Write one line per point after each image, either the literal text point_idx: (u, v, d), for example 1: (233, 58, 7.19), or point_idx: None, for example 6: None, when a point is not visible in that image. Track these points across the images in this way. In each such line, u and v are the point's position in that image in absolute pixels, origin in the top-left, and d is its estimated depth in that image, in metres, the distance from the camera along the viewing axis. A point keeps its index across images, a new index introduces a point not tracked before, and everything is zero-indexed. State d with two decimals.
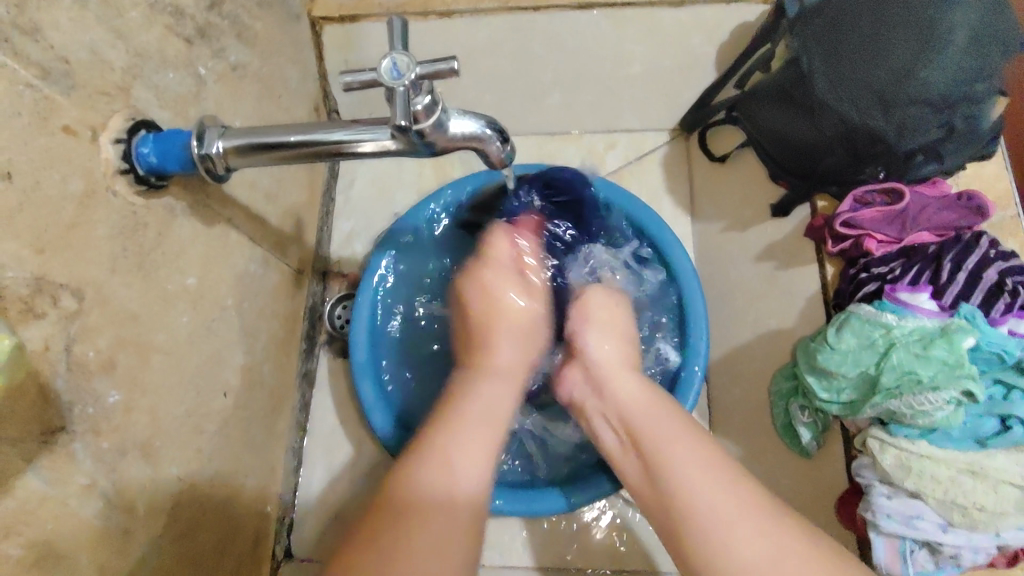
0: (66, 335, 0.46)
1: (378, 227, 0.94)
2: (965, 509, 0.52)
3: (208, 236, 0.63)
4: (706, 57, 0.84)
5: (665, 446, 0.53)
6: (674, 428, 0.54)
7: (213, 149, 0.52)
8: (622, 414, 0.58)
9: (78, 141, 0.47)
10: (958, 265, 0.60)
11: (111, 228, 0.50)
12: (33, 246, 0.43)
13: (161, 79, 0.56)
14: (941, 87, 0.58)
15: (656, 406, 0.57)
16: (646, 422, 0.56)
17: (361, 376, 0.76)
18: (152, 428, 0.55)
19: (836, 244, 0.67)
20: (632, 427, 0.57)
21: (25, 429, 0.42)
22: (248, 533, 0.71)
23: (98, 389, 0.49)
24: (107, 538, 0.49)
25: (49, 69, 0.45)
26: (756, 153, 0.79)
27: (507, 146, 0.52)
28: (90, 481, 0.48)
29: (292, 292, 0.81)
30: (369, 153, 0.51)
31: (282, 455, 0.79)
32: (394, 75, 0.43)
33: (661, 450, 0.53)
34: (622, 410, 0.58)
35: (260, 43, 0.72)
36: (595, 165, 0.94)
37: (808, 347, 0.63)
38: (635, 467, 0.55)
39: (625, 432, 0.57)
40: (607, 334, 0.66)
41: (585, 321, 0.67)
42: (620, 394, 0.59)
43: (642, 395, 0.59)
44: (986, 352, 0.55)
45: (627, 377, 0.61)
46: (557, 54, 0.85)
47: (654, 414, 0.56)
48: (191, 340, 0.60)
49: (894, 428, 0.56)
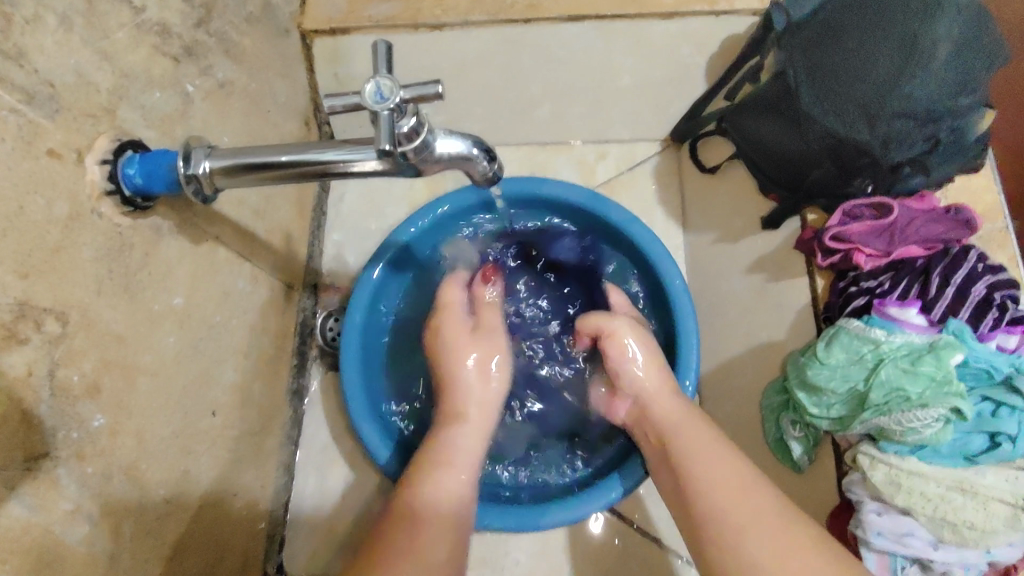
0: (50, 359, 0.45)
1: (370, 239, 0.94)
2: (955, 526, 0.52)
3: (195, 254, 0.62)
4: (694, 67, 0.84)
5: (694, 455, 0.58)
6: (706, 442, 0.59)
7: (199, 170, 0.52)
8: (660, 432, 0.64)
9: (64, 164, 0.47)
10: (946, 279, 0.60)
11: (96, 250, 0.50)
12: (17, 271, 0.43)
13: (148, 98, 0.56)
14: (924, 100, 0.58)
15: (691, 423, 0.62)
16: (682, 433, 0.61)
17: (350, 393, 0.75)
18: (139, 450, 0.54)
19: (825, 257, 0.66)
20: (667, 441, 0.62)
21: (8, 457, 0.42)
22: (238, 551, 0.71)
23: (82, 413, 0.48)
24: (93, 563, 0.49)
25: (34, 93, 0.44)
26: (745, 164, 0.79)
27: (495, 166, 0.52)
28: (74, 506, 0.47)
29: (282, 307, 0.81)
30: (356, 173, 0.51)
31: (272, 471, 0.79)
32: (377, 99, 0.43)
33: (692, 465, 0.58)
34: (660, 428, 0.64)
35: (248, 58, 0.72)
36: (587, 176, 0.94)
37: (797, 361, 0.63)
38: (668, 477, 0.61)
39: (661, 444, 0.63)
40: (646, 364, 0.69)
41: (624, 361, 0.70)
42: (660, 415, 0.65)
43: (683, 413, 0.64)
44: (974, 367, 0.55)
45: (669, 398, 0.66)
46: (546, 64, 0.85)
47: (692, 435, 0.61)
48: (178, 360, 0.60)
49: (884, 444, 0.56)
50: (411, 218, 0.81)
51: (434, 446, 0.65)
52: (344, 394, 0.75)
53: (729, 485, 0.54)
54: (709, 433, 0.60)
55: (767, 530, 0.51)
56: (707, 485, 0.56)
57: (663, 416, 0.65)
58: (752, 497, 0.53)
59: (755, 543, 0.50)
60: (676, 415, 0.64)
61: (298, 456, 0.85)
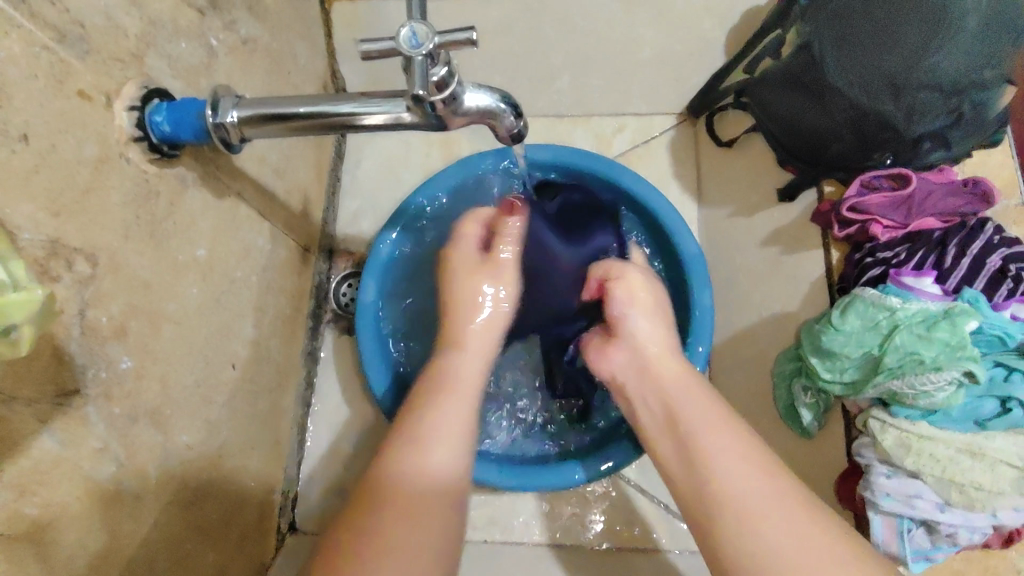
0: (80, 299, 0.46)
1: (384, 206, 0.94)
2: (962, 487, 0.53)
3: (218, 208, 0.63)
4: (715, 41, 0.88)
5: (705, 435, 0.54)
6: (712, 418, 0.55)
7: (227, 119, 0.52)
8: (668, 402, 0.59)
9: (94, 107, 0.47)
10: (962, 249, 0.60)
11: (124, 194, 0.50)
12: (49, 209, 0.43)
13: (174, 48, 0.56)
14: (950, 72, 0.58)
15: (696, 393, 0.59)
16: (689, 407, 0.57)
17: (368, 362, 0.76)
18: (162, 396, 0.55)
19: (841, 228, 0.67)
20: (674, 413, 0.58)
21: (40, 391, 0.43)
22: (253, 505, 0.72)
23: (110, 354, 0.49)
24: (119, 502, 0.50)
25: (66, 33, 0.45)
26: (764, 137, 0.79)
27: (520, 123, 0.52)
28: (101, 444, 0.48)
29: (298, 268, 0.82)
30: (379, 124, 0.51)
31: (287, 429, 0.80)
32: (412, 44, 0.43)
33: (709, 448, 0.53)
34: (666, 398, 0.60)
35: (270, 16, 0.72)
36: (603, 147, 0.90)
37: (812, 329, 0.63)
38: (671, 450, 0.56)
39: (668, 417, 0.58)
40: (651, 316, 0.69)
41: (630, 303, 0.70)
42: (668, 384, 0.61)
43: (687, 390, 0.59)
44: (987, 334, 0.55)
45: (671, 358, 0.64)
46: (566, 34, 0.89)
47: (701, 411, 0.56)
48: (201, 311, 0.61)
49: (896, 409, 0.57)
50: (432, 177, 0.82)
51: (418, 399, 0.58)
52: (361, 361, 0.76)
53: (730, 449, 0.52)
54: (708, 405, 0.57)
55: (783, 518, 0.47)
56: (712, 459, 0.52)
57: (666, 375, 0.62)
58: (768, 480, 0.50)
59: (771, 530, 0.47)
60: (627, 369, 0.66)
61: (311, 416, 0.86)
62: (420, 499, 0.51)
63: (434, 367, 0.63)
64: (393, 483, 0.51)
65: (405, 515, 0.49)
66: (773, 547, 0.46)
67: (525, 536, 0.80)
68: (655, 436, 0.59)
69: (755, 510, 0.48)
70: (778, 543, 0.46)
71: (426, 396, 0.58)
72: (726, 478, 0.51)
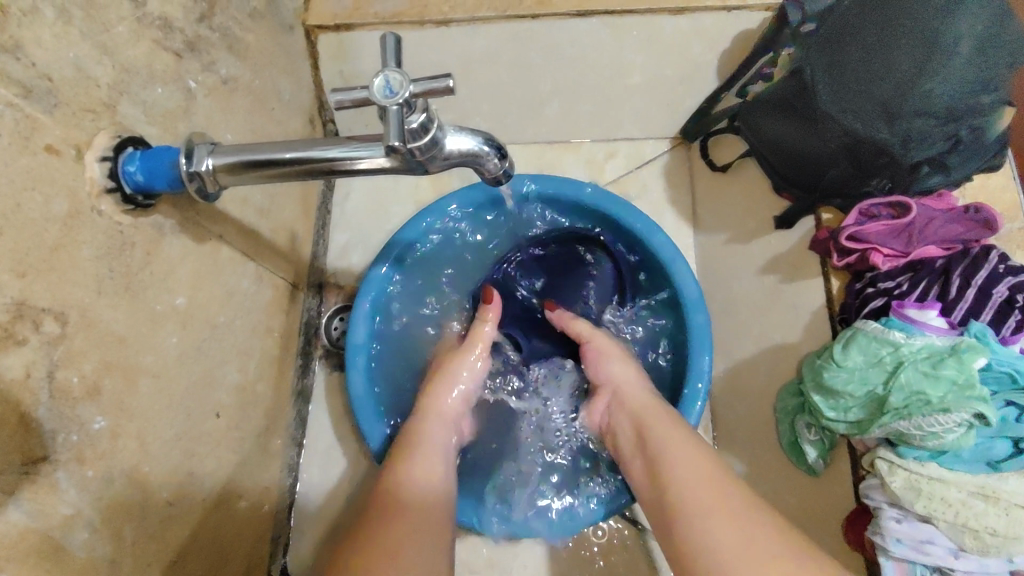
0: (49, 361, 0.44)
1: (375, 239, 0.93)
2: (977, 533, 0.51)
3: (199, 253, 0.61)
4: (706, 65, 0.83)
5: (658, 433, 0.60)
6: (662, 426, 0.61)
7: (202, 167, 0.51)
8: (618, 395, 0.69)
9: (62, 161, 0.46)
10: (966, 280, 0.58)
11: (96, 248, 0.49)
12: (15, 270, 0.42)
13: (150, 94, 0.55)
14: (946, 98, 0.56)
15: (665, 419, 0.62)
16: (656, 423, 0.62)
17: (359, 409, 0.74)
18: (141, 453, 0.53)
19: (841, 257, 0.65)
20: (644, 434, 0.63)
21: (6, 461, 0.41)
22: (241, 556, 0.69)
23: (83, 416, 0.47)
24: (94, 568, 0.48)
25: (31, 87, 0.43)
26: (758, 162, 0.77)
27: (505, 164, 0.50)
28: (75, 510, 0.46)
29: (287, 306, 0.80)
30: (364, 170, 0.49)
31: (276, 474, 0.78)
32: (387, 94, 0.42)
33: (660, 447, 0.59)
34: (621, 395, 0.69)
35: (252, 54, 0.71)
36: (595, 174, 0.94)
37: (813, 363, 0.62)
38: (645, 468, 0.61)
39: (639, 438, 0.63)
40: (619, 359, 0.73)
41: (602, 353, 0.74)
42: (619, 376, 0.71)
43: (639, 388, 0.68)
44: (998, 371, 0.53)
45: (628, 369, 0.71)
46: (554, 62, 0.83)
47: (661, 420, 0.62)
48: (181, 361, 0.59)
49: (903, 449, 0.55)
50: (458, 192, 0.81)
51: (400, 450, 0.63)
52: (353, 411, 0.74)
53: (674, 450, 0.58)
54: (670, 416, 0.62)
55: (721, 523, 0.50)
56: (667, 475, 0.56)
57: (637, 410, 0.66)
58: (716, 495, 0.52)
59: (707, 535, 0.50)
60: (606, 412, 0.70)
61: (304, 457, 0.84)
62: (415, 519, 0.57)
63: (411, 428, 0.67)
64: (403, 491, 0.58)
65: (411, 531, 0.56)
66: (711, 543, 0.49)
67: None
68: (626, 452, 0.65)
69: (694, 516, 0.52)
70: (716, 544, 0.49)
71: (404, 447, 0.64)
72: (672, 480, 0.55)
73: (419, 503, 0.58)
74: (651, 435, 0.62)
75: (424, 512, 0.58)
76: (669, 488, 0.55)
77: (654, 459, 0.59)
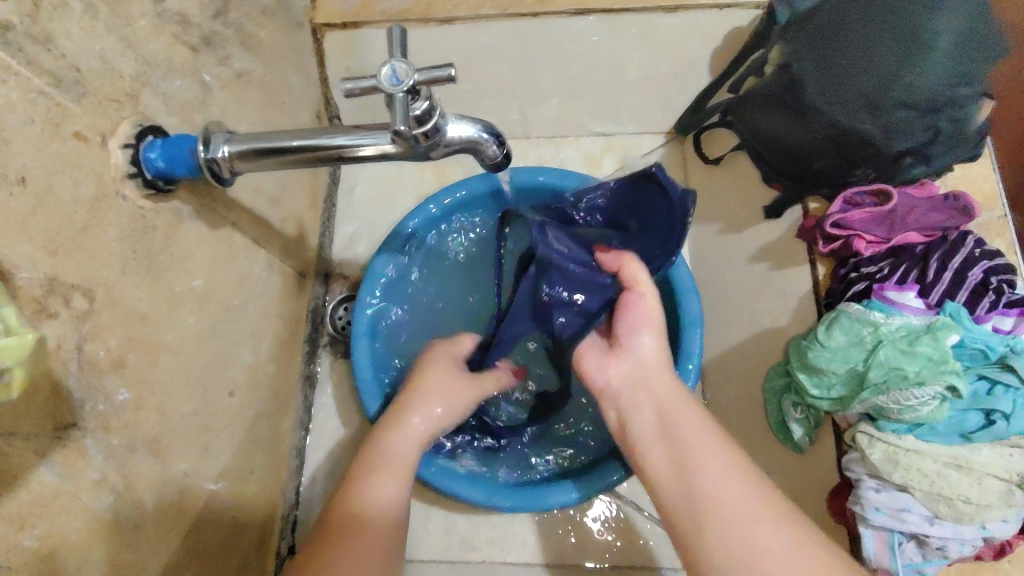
0: (78, 334, 0.47)
1: (379, 229, 0.96)
2: (951, 501, 0.54)
3: (214, 239, 0.64)
4: (700, 61, 0.85)
5: (684, 431, 0.54)
6: (688, 421, 0.55)
7: (218, 154, 0.53)
8: (642, 373, 0.60)
9: (90, 147, 0.49)
10: (944, 264, 0.61)
11: (120, 230, 0.52)
12: (47, 248, 0.45)
13: (168, 86, 0.58)
14: (927, 90, 0.59)
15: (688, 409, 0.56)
16: (685, 420, 0.55)
17: (365, 392, 0.76)
18: (160, 425, 0.56)
19: (826, 244, 0.68)
20: (670, 426, 0.55)
21: (40, 425, 0.44)
22: (252, 532, 0.72)
23: (108, 388, 0.50)
24: (118, 532, 0.51)
25: (61, 77, 0.46)
26: (749, 155, 0.81)
27: (504, 151, 0.53)
28: (100, 475, 0.49)
29: (295, 293, 0.83)
30: (370, 157, 0.52)
31: (285, 455, 0.80)
32: (393, 82, 0.45)
33: (687, 447, 0.53)
34: (644, 374, 0.60)
35: (263, 49, 0.74)
36: (592, 166, 0.97)
37: (798, 344, 0.64)
38: (667, 463, 0.53)
39: (665, 428, 0.55)
40: (653, 332, 0.62)
41: (639, 320, 0.62)
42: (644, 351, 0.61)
43: (662, 370, 0.60)
44: (971, 348, 0.56)
45: (656, 342, 0.62)
46: (553, 58, 0.86)
47: (687, 412, 0.56)
48: (197, 341, 0.62)
49: (883, 423, 0.58)
50: (458, 183, 0.84)
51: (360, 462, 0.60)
52: (359, 393, 0.77)
53: (706, 452, 0.52)
54: (693, 404, 0.56)
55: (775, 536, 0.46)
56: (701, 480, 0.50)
57: (661, 396, 0.58)
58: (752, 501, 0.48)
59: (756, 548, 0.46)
60: (624, 382, 0.61)
61: (311, 440, 0.87)
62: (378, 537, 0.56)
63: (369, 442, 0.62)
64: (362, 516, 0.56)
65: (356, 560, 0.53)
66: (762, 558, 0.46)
67: (522, 556, 0.80)
68: (642, 441, 0.57)
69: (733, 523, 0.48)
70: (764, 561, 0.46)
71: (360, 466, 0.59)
72: (708, 484, 0.50)
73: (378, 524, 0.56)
74: (679, 432, 0.54)
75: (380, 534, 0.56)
76: (705, 497, 0.49)
77: (683, 457, 0.52)
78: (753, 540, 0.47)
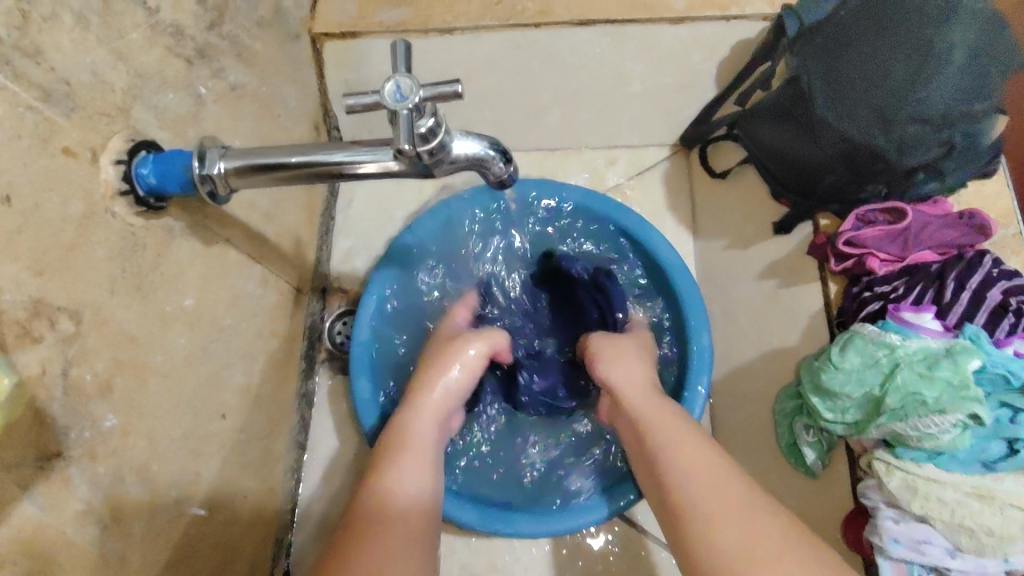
0: (64, 358, 0.45)
1: (378, 244, 0.94)
2: (973, 532, 0.52)
3: (207, 256, 0.62)
4: (705, 73, 0.84)
5: (665, 445, 0.58)
6: (676, 434, 0.59)
7: (213, 170, 0.51)
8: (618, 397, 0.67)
9: (80, 163, 0.47)
10: (961, 283, 0.59)
11: (110, 248, 0.50)
12: (33, 268, 0.43)
13: (161, 99, 0.56)
14: (941, 105, 0.57)
15: (660, 419, 0.61)
16: (659, 429, 0.60)
17: (364, 414, 0.74)
18: (149, 451, 0.54)
19: (838, 262, 0.66)
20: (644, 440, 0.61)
21: (21, 455, 0.41)
22: (245, 558, 0.70)
23: (95, 413, 0.48)
24: (104, 564, 0.49)
25: (51, 91, 0.44)
26: (757, 169, 0.79)
27: (510, 168, 0.52)
28: (86, 505, 0.47)
29: (291, 309, 0.81)
30: (370, 174, 0.50)
31: (280, 476, 0.78)
32: (397, 98, 0.43)
33: (662, 455, 0.57)
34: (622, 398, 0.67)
35: (258, 61, 0.72)
36: (597, 181, 0.95)
37: (811, 366, 0.63)
38: (650, 475, 0.58)
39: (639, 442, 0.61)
40: (627, 361, 0.70)
41: (601, 354, 0.72)
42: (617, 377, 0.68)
43: (643, 391, 0.66)
44: (992, 373, 0.54)
45: (640, 371, 0.69)
46: (554, 69, 0.84)
47: (666, 426, 0.60)
48: (189, 361, 0.60)
49: (900, 450, 0.56)
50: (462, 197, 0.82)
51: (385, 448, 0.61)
52: (358, 415, 0.74)
53: (684, 457, 0.56)
54: (676, 417, 0.61)
55: (734, 527, 0.49)
56: (674, 483, 0.54)
57: (636, 412, 0.64)
58: (716, 493, 0.52)
59: (721, 537, 0.49)
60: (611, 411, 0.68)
61: (306, 460, 0.84)
62: (411, 526, 0.55)
63: (393, 424, 0.64)
64: (387, 499, 0.56)
65: (380, 525, 0.53)
66: (725, 551, 0.48)
67: None
68: (637, 463, 0.62)
69: (707, 522, 0.50)
70: (729, 548, 0.48)
71: (384, 451, 0.61)
72: (681, 488, 0.54)
73: (404, 513, 0.55)
74: (650, 444, 0.60)
75: (406, 525, 0.54)
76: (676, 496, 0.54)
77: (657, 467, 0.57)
78: (718, 529, 0.49)
